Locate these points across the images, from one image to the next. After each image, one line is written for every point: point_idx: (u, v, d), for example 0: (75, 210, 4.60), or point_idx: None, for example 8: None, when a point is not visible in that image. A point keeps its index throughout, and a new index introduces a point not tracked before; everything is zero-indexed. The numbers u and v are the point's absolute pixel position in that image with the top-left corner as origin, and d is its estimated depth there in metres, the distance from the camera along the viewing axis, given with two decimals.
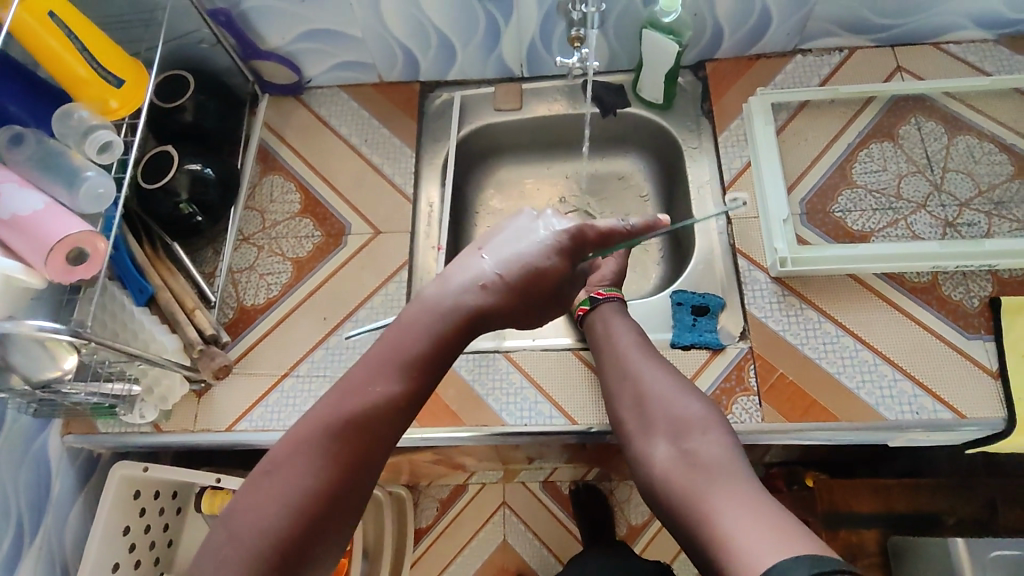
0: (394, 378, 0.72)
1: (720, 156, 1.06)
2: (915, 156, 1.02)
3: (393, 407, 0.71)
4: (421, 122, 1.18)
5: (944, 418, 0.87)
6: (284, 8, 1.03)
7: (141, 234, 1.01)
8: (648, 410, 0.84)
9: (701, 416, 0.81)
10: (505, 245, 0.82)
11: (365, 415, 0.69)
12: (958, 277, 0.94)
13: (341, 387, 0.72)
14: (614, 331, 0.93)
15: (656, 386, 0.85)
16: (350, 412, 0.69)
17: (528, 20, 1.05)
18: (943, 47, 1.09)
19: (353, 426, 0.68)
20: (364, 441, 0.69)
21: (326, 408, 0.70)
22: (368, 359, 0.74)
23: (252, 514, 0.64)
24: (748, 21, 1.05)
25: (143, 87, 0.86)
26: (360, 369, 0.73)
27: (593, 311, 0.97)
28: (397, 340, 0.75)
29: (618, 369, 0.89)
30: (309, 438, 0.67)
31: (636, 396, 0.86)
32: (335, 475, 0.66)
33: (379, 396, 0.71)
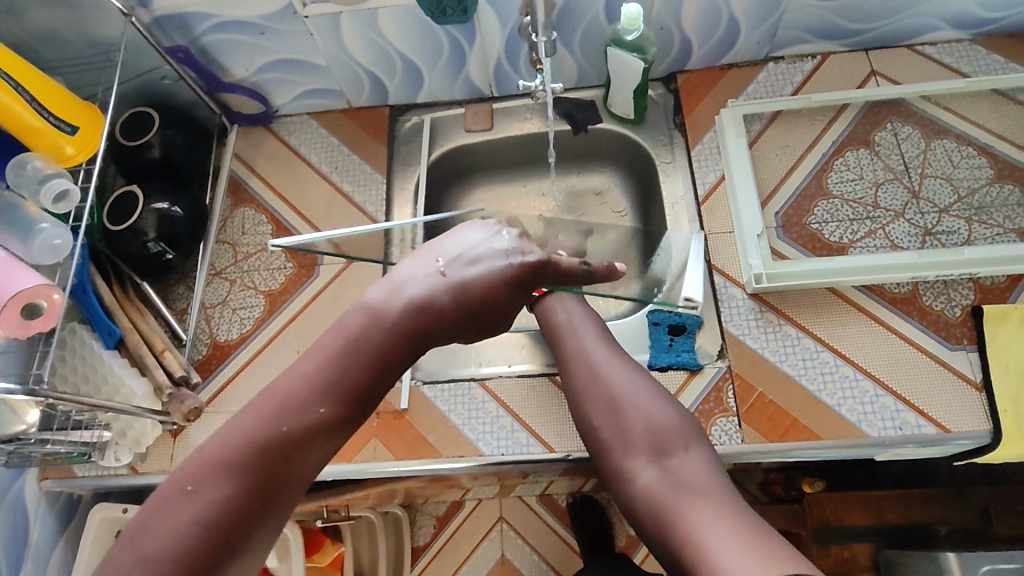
0: (330, 397, 0.65)
1: (693, 171, 1.05)
2: (891, 163, 1.00)
3: (326, 427, 0.63)
4: (392, 146, 1.17)
5: (928, 433, 0.85)
6: (245, 41, 1.02)
7: (111, 275, 1.01)
8: (620, 414, 0.79)
9: (677, 423, 0.77)
10: (462, 255, 0.76)
11: (296, 435, 0.61)
12: (940, 286, 0.92)
13: (274, 400, 0.62)
14: (579, 325, 0.88)
15: (627, 389, 0.80)
16: (284, 431, 0.61)
17: (492, 41, 1.03)
18: (918, 49, 1.07)
19: (281, 446, 0.60)
20: (290, 463, 0.60)
21: (254, 422, 0.60)
22: (305, 370, 0.65)
23: (169, 529, 0.54)
24: (715, 33, 1.03)
25: (98, 131, 0.86)
26: (297, 379, 0.64)
27: (549, 296, 0.91)
28: (341, 353, 0.67)
29: (586, 369, 0.84)
30: (239, 452, 0.58)
31: (607, 398, 0.81)
32: (256, 496, 0.57)
33: (315, 418, 0.63)
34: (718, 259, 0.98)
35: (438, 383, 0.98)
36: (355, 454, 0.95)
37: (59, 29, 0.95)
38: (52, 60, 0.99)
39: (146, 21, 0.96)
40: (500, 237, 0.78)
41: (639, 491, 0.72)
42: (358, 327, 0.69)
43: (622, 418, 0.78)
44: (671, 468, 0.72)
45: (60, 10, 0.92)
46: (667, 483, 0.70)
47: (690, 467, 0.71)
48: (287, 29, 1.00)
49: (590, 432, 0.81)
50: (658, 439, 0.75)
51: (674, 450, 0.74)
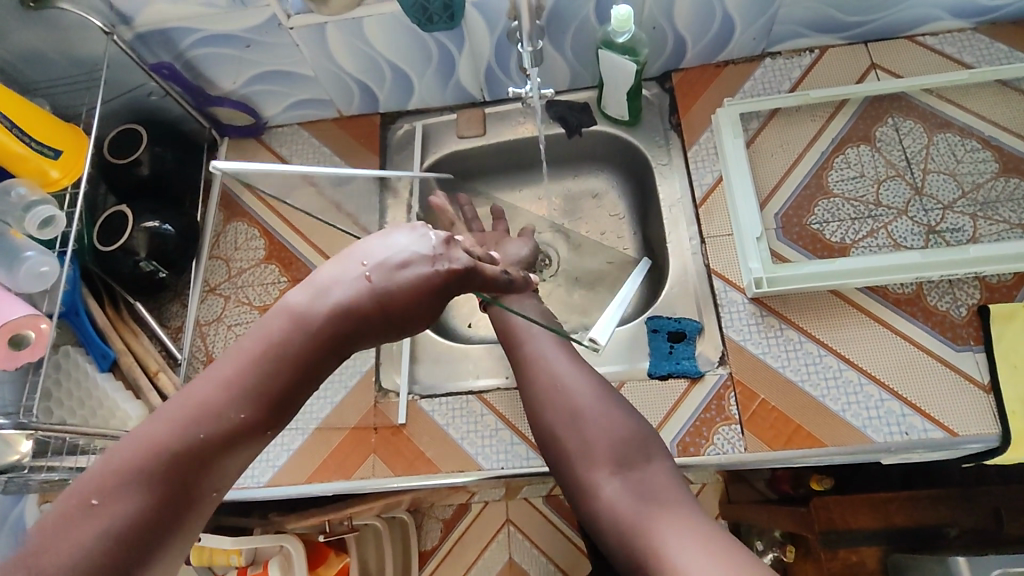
0: (252, 401, 0.58)
1: (689, 172, 1.03)
2: (892, 159, 0.98)
3: (245, 431, 0.58)
4: (384, 155, 1.15)
5: (935, 438, 0.83)
6: (231, 54, 1.00)
7: (104, 295, 1.01)
8: (584, 426, 0.78)
9: (639, 436, 0.78)
10: (388, 259, 0.60)
11: (211, 441, 0.57)
12: (945, 285, 0.90)
13: (190, 403, 0.57)
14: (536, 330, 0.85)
15: (589, 400, 0.80)
16: (202, 439, 0.56)
17: (481, 46, 1.01)
18: (919, 40, 1.04)
19: (197, 453, 0.56)
20: (204, 470, 0.57)
21: (168, 429, 0.56)
22: (223, 370, 0.59)
23: (73, 546, 0.50)
24: (709, 31, 1.01)
25: (82, 154, 0.86)
26: (216, 380, 0.58)
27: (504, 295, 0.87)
28: (264, 349, 0.59)
29: (546, 378, 0.82)
30: (153, 462, 0.54)
31: (569, 409, 0.80)
32: (165, 510, 0.54)
33: (235, 425, 0.58)
34: (717, 263, 0.96)
35: (436, 397, 0.97)
36: (354, 470, 0.94)
37: (43, 49, 0.94)
38: (38, 80, 0.98)
39: (129, 39, 0.95)
40: (429, 241, 0.62)
41: (604, 506, 0.74)
42: (278, 326, 0.60)
43: (586, 430, 0.78)
44: (636, 483, 0.74)
45: (42, 31, 0.91)
46: (633, 500, 0.72)
47: (654, 484, 0.73)
48: (273, 41, 0.98)
49: (550, 443, 0.81)
50: (623, 453, 0.76)
51: (638, 465, 0.75)
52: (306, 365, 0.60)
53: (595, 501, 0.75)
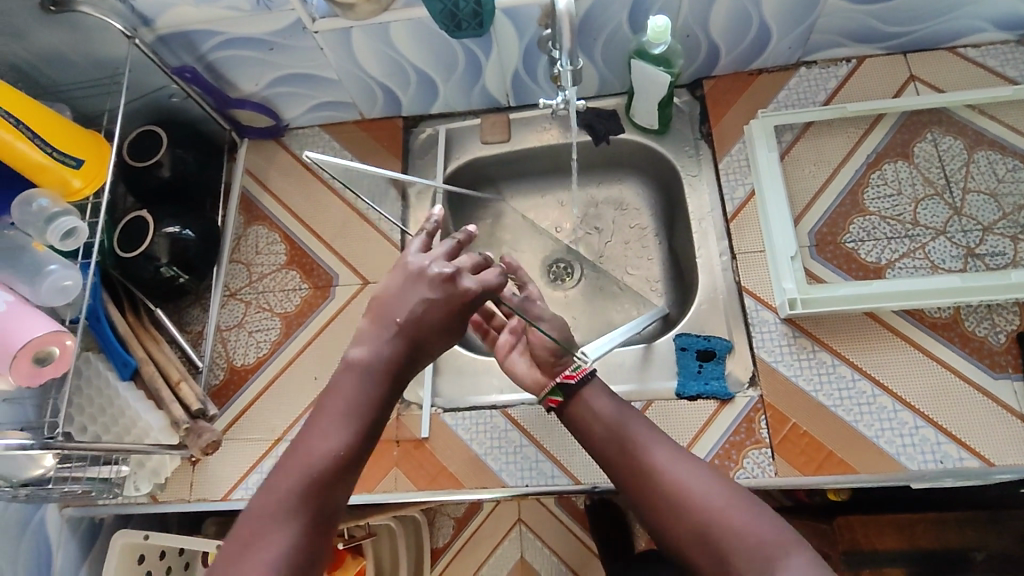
0: (351, 439, 0.63)
1: (721, 185, 1.00)
2: (931, 177, 0.95)
3: (351, 469, 0.63)
4: (406, 159, 1.13)
5: (971, 467, 0.81)
6: (253, 57, 0.98)
7: (124, 302, 0.99)
8: (711, 540, 0.62)
9: (768, 529, 0.61)
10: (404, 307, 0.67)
11: (327, 483, 0.60)
12: (982, 310, 0.88)
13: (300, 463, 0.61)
14: (617, 419, 0.74)
15: (696, 496, 0.64)
16: (320, 471, 0.60)
17: (509, 52, 0.99)
18: (960, 52, 1.01)
19: (319, 494, 0.60)
20: (329, 510, 0.60)
21: (293, 485, 0.59)
22: (321, 430, 0.63)
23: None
24: (745, 39, 0.98)
25: (104, 163, 0.84)
26: (318, 435, 0.63)
27: (570, 401, 0.79)
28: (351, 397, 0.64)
29: (644, 484, 0.68)
30: (285, 501, 0.58)
31: (693, 530, 0.63)
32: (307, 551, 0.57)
33: (340, 455, 0.62)
34: (748, 280, 0.94)
35: (459, 411, 0.96)
36: (376, 483, 0.93)
37: (64, 52, 0.92)
38: (58, 80, 0.96)
39: (150, 41, 0.93)
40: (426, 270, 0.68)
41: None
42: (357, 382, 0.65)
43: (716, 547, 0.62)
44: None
45: (63, 33, 0.89)
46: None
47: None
48: (296, 44, 0.96)
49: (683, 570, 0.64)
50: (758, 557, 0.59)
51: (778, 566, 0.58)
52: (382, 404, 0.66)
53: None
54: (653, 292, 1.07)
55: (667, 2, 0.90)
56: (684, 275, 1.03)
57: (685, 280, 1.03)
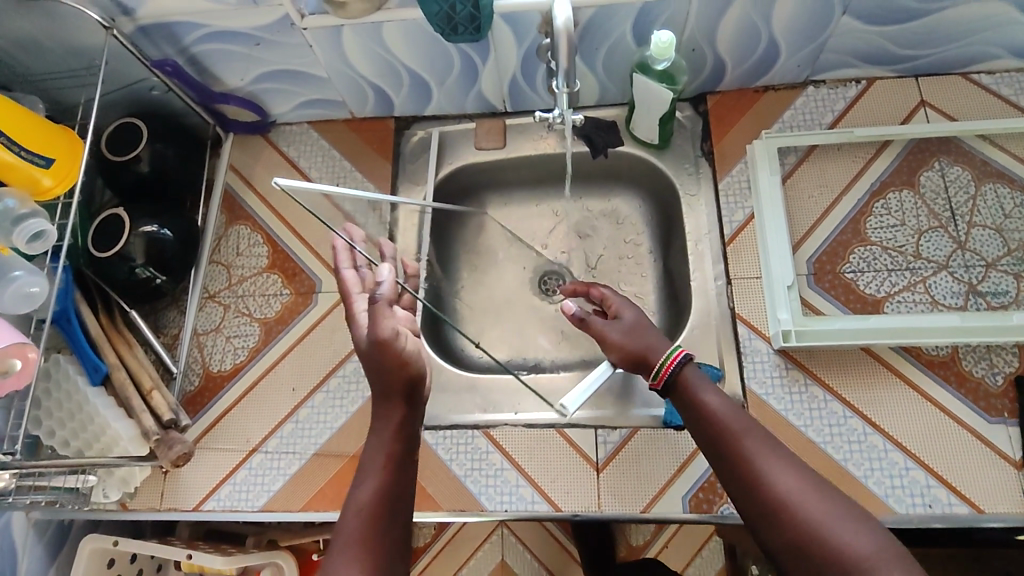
0: (387, 475, 0.69)
1: (719, 207, 0.97)
2: (937, 209, 0.92)
3: (403, 504, 0.69)
4: (397, 162, 1.09)
5: (960, 513, 0.80)
6: (238, 51, 0.93)
7: (98, 303, 0.95)
8: (808, 559, 0.55)
9: (879, 551, 0.54)
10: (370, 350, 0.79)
11: (380, 517, 0.66)
12: (981, 350, 0.86)
13: (356, 503, 0.67)
14: (719, 410, 0.66)
15: (801, 509, 0.57)
16: (366, 505, 0.67)
17: (507, 59, 0.95)
18: (973, 78, 0.97)
19: (376, 522, 0.65)
20: (389, 539, 0.65)
21: (357, 521, 0.65)
22: (368, 472, 0.70)
23: None
24: (753, 56, 0.94)
25: (77, 162, 0.80)
26: (366, 476, 0.69)
27: (674, 385, 0.71)
28: (380, 442, 0.73)
29: (746, 485, 0.60)
30: (345, 536, 0.64)
31: (787, 541, 0.57)
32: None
33: (379, 486, 0.68)
34: (743, 307, 0.92)
35: (440, 429, 0.93)
36: None
37: (37, 38, 0.87)
38: (33, 67, 0.92)
39: (129, 32, 0.88)
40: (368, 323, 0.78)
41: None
42: (379, 430, 0.74)
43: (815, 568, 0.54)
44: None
45: (36, 20, 0.84)
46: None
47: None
48: (284, 41, 0.91)
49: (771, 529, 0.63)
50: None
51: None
52: (409, 448, 0.74)
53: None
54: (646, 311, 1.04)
55: (673, 16, 0.87)
56: (677, 297, 1.01)
57: (678, 301, 1.00)
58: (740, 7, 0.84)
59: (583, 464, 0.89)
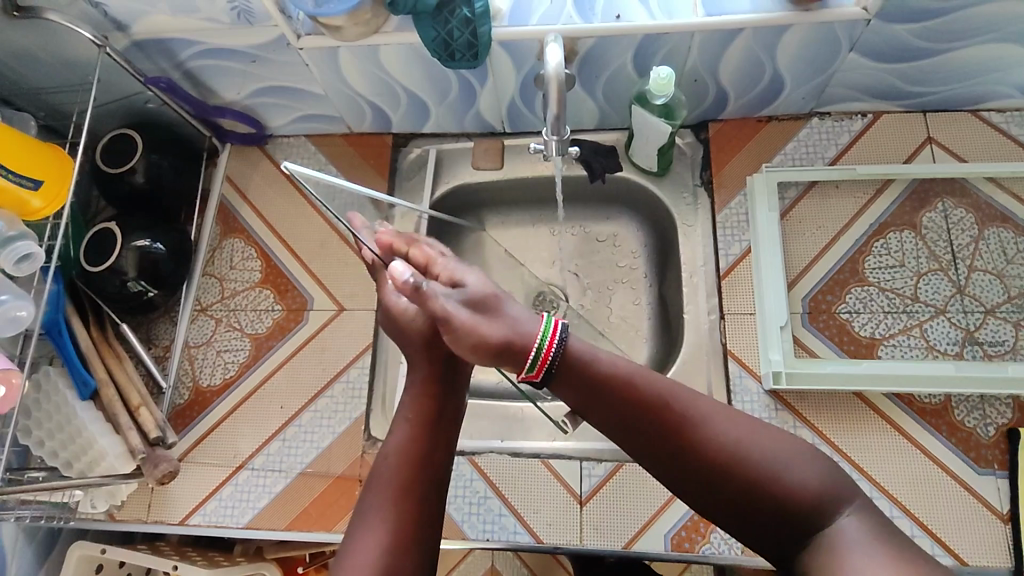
0: (418, 423, 0.71)
1: (716, 240, 0.96)
2: (937, 250, 0.91)
3: (432, 461, 0.70)
4: (393, 179, 1.08)
5: (944, 564, 0.79)
6: (234, 67, 0.92)
7: (90, 315, 0.95)
8: (759, 510, 0.59)
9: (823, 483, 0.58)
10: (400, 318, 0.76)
11: (410, 463, 0.69)
12: (974, 400, 0.85)
13: (387, 460, 0.70)
14: (623, 375, 0.62)
15: (748, 469, 0.59)
16: (394, 451, 0.70)
17: (506, 82, 0.93)
18: (982, 116, 0.95)
19: (410, 466, 0.69)
20: (419, 480, 0.68)
21: (387, 465, 0.69)
22: (400, 425, 0.72)
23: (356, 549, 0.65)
24: (756, 88, 0.92)
25: (66, 184, 0.80)
26: (399, 431, 0.71)
27: (561, 367, 0.62)
28: (419, 397, 0.73)
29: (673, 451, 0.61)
30: (375, 478, 0.69)
31: (731, 494, 0.59)
32: (407, 538, 0.65)
33: (409, 432, 0.71)
34: (735, 344, 0.91)
35: None
36: (334, 523, 0.91)
37: (33, 51, 0.86)
38: (28, 77, 0.91)
39: (123, 48, 0.87)
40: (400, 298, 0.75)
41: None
42: (419, 380, 0.74)
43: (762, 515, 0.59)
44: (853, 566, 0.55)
45: (29, 34, 0.83)
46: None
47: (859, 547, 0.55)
48: (280, 59, 0.90)
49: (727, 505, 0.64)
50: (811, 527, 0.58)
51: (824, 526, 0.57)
52: (445, 403, 0.73)
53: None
54: (638, 339, 1.02)
55: (674, 49, 0.85)
56: (670, 327, 0.99)
57: (671, 332, 0.99)
58: (745, 41, 0.82)
59: (567, 497, 0.89)
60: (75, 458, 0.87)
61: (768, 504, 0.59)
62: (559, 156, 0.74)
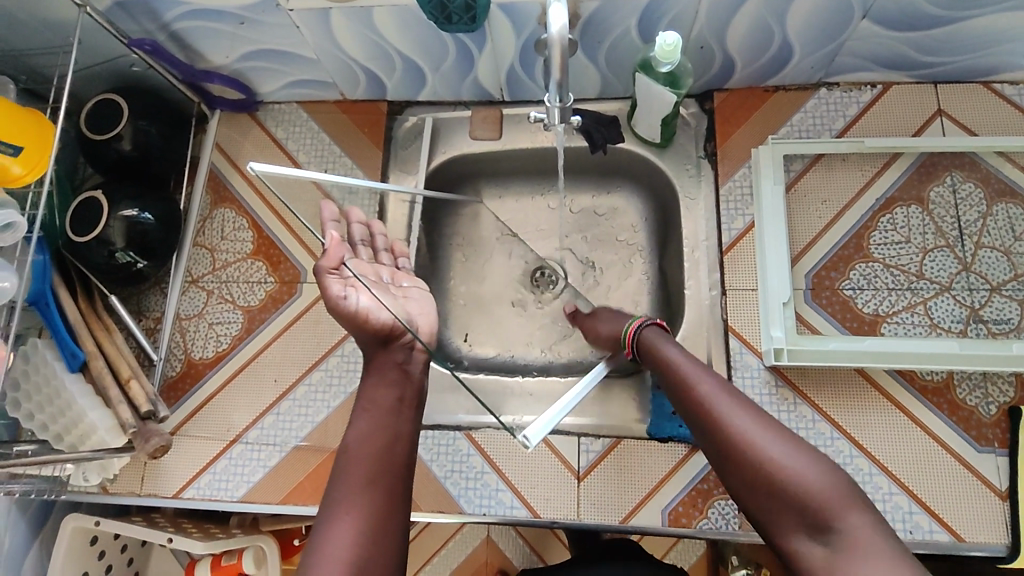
0: (381, 417, 0.75)
1: (719, 213, 0.94)
2: (944, 227, 0.89)
3: (397, 446, 0.74)
4: (388, 148, 1.05)
5: (941, 540, 0.79)
6: (222, 30, 0.88)
7: (77, 286, 0.92)
8: (758, 489, 0.60)
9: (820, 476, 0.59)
10: (363, 309, 0.76)
11: (375, 452, 0.72)
12: (977, 378, 0.84)
13: (353, 451, 0.72)
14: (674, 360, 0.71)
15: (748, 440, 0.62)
16: (356, 440, 0.73)
17: (505, 47, 0.90)
18: (995, 88, 0.93)
19: (377, 458, 0.71)
20: (387, 468, 0.71)
21: (352, 456, 0.71)
22: (361, 418, 0.75)
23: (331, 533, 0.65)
24: (764, 55, 0.89)
25: (48, 150, 0.78)
26: (362, 423, 0.74)
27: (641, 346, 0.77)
28: (376, 389, 0.78)
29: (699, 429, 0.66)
30: (339, 466, 0.71)
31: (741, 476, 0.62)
32: (382, 521, 0.67)
33: (370, 424, 0.74)
34: (736, 319, 0.89)
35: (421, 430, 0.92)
36: None
37: (10, 10, 0.82)
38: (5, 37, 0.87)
39: (105, 8, 0.83)
40: (358, 297, 0.75)
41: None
42: (377, 375, 0.79)
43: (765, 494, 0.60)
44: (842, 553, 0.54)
45: None
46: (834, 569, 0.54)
47: (859, 540, 0.55)
48: (270, 21, 0.86)
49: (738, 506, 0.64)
50: (807, 509, 0.57)
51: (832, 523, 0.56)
52: (402, 394, 0.79)
53: None
54: None
55: (680, 15, 0.82)
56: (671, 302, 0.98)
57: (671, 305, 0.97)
58: (754, 6, 0.79)
59: (565, 472, 0.88)
60: (59, 431, 0.85)
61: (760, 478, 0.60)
62: (560, 126, 0.72)
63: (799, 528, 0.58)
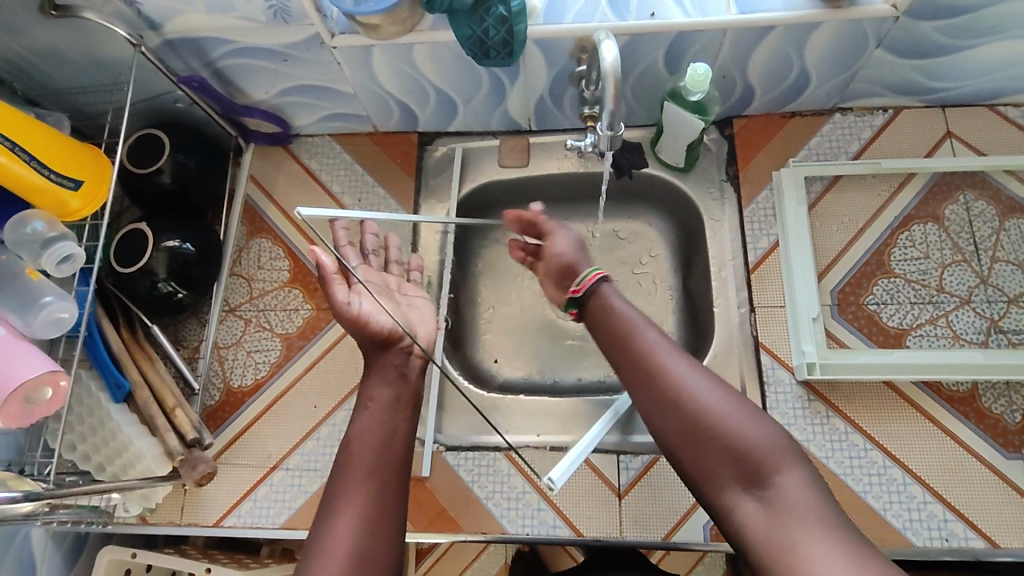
0: (383, 418, 0.81)
1: (744, 234, 0.98)
2: (960, 242, 0.93)
3: (393, 443, 0.80)
4: (419, 178, 1.08)
5: (976, 547, 0.81)
6: (265, 67, 0.91)
7: (120, 319, 0.94)
8: (698, 438, 0.66)
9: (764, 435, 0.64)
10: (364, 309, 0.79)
11: (374, 454, 0.78)
12: (1001, 387, 0.87)
13: (355, 447, 0.78)
14: (625, 320, 0.76)
15: (690, 403, 0.67)
16: (356, 440, 0.79)
17: (537, 81, 0.94)
18: (999, 110, 0.98)
19: (377, 459, 0.77)
20: (387, 466, 0.77)
21: (355, 458, 0.77)
22: (362, 414, 0.81)
23: (329, 527, 0.71)
24: (782, 84, 0.94)
25: (103, 186, 0.80)
26: (363, 422, 0.80)
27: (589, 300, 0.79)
28: (376, 388, 0.82)
29: (643, 381, 0.71)
30: (342, 464, 0.77)
31: (684, 426, 0.67)
32: (379, 513, 0.73)
33: (370, 424, 0.80)
34: (767, 337, 0.93)
35: (461, 451, 0.94)
36: None
37: (62, 50, 0.85)
38: (54, 77, 0.90)
39: (155, 47, 0.87)
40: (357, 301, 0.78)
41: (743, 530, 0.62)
42: (376, 375, 0.83)
43: (702, 445, 0.65)
44: (779, 508, 0.61)
45: (63, 35, 0.83)
46: (772, 525, 0.60)
47: (794, 498, 0.61)
48: (314, 58, 0.89)
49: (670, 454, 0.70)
50: (747, 466, 0.63)
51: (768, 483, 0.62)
52: (399, 395, 0.83)
53: (737, 529, 0.63)
54: None
55: (705, 47, 0.86)
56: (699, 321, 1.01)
57: (700, 324, 1.00)
58: (775, 38, 0.84)
59: (606, 490, 0.90)
60: (102, 456, 0.87)
61: (697, 432, 0.66)
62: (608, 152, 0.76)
63: (737, 481, 0.63)
